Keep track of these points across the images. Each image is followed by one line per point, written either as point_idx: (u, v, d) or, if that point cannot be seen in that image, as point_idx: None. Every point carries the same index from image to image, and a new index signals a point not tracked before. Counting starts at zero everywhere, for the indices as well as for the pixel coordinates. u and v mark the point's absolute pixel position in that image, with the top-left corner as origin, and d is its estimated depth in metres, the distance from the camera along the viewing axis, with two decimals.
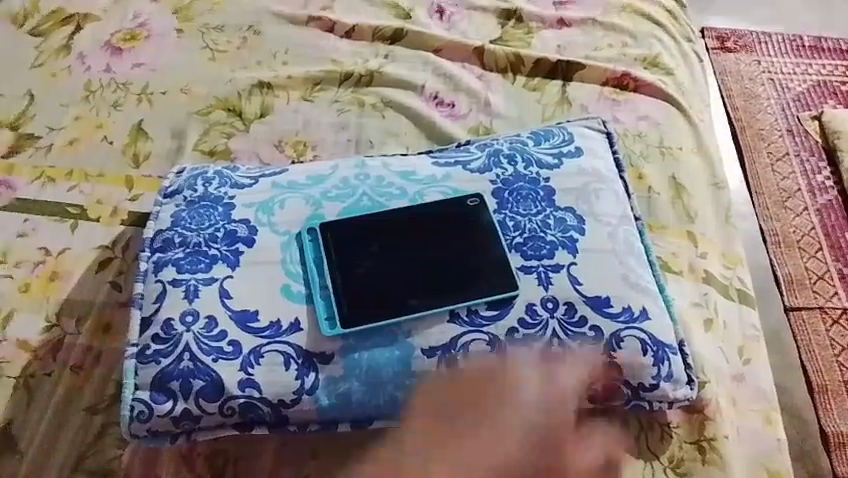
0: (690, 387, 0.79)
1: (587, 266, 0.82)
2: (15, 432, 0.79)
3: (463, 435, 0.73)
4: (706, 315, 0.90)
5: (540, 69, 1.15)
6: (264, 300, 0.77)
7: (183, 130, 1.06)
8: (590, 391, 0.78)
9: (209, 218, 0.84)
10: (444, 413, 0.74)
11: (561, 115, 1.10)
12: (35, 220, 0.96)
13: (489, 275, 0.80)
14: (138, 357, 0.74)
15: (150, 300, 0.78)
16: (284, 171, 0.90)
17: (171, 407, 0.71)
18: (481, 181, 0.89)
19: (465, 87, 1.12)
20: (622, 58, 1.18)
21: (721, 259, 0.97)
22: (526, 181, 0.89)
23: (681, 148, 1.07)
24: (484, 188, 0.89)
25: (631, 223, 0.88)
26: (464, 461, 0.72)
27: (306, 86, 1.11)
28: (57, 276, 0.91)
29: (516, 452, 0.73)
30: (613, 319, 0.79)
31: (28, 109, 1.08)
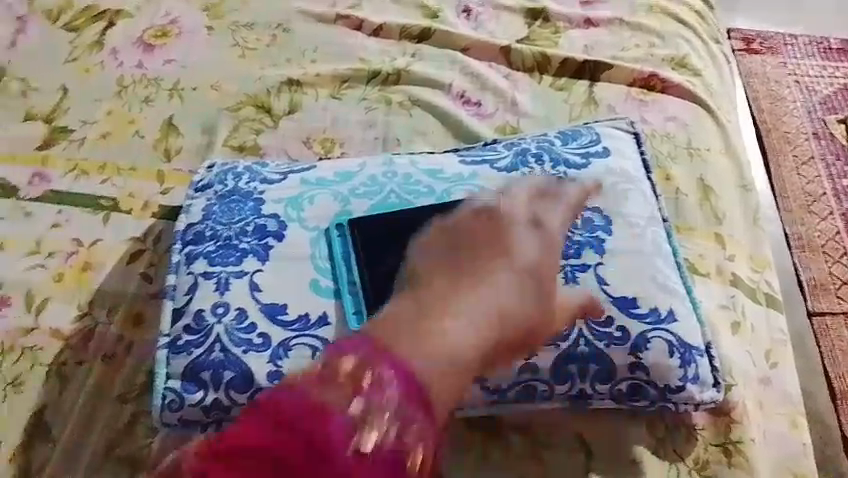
0: (716, 389, 0.79)
1: (614, 266, 0.82)
2: (49, 418, 0.81)
3: (461, 282, 0.61)
4: (733, 317, 0.90)
5: (567, 69, 1.15)
6: (293, 294, 0.78)
7: (213, 126, 1.07)
8: (615, 392, 0.78)
9: (240, 213, 0.85)
10: (449, 259, 0.63)
11: (588, 115, 1.10)
12: (69, 212, 0.98)
13: None
14: (170, 347, 0.75)
15: (182, 291, 0.79)
16: (313, 167, 0.91)
17: (202, 397, 0.72)
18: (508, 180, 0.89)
19: (492, 87, 1.13)
20: (650, 58, 1.18)
21: (748, 262, 0.97)
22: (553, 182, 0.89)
23: (709, 149, 1.07)
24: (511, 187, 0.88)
25: (659, 224, 0.88)
26: (471, 301, 0.60)
27: (334, 84, 1.12)
28: (90, 267, 0.92)
29: (515, 291, 0.62)
30: (641, 320, 0.79)
31: (62, 103, 1.10)
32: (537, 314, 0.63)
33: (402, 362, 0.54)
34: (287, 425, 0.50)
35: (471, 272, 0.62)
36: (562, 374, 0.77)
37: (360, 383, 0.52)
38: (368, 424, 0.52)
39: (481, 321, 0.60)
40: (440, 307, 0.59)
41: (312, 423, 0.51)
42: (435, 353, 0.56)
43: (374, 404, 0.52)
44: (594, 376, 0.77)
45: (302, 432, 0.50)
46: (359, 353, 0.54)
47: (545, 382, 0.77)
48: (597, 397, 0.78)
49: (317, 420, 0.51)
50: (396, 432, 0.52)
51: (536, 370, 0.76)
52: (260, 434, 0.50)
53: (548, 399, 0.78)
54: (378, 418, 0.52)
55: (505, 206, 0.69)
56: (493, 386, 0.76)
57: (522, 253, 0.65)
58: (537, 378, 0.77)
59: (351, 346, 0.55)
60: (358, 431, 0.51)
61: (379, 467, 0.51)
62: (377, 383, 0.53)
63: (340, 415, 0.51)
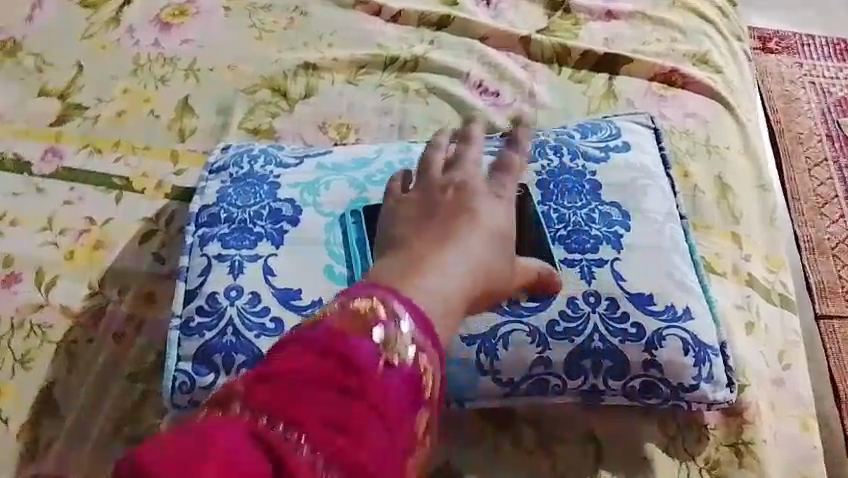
0: (730, 389, 0.78)
1: (630, 262, 0.81)
2: (57, 395, 0.81)
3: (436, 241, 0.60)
4: (748, 318, 0.89)
5: (586, 61, 1.14)
6: (307, 279, 0.77)
7: (229, 107, 1.06)
8: (628, 388, 0.77)
9: (254, 196, 0.84)
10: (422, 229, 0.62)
11: (607, 108, 1.08)
12: (81, 189, 0.97)
13: None
14: (182, 329, 0.75)
15: (195, 273, 0.78)
16: (329, 152, 0.90)
17: (213, 380, 0.72)
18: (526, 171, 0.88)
19: (510, 77, 1.11)
20: (671, 53, 1.16)
21: (764, 262, 0.95)
22: (572, 174, 0.88)
23: (728, 147, 1.05)
24: (529, 179, 0.87)
25: (677, 221, 0.87)
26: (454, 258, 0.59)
27: (351, 69, 1.11)
28: (102, 246, 0.92)
29: (488, 255, 0.62)
30: (656, 317, 0.78)
31: (77, 80, 1.09)
32: (499, 284, 0.63)
33: (402, 303, 0.50)
34: (309, 366, 0.43)
35: (445, 238, 0.61)
36: (575, 368, 0.76)
37: (371, 316, 0.48)
38: (394, 350, 0.46)
39: (462, 281, 0.57)
40: (417, 267, 0.56)
41: (337, 356, 0.44)
42: (427, 299, 0.53)
43: (396, 330, 0.47)
44: (607, 372, 0.77)
45: (327, 367, 0.44)
46: (370, 294, 0.49)
47: (558, 376, 0.76)
48: (609, 393, 0.77)
49: (339, 358, 0.44)
50: (421, 357, 0.48)
51: (549, 364, 0.76)
52: (281, 380, 0.43)
53: (561, 393, 0.77)
54: (403, 344, 0.47)
55: (468, 178, 0.69)
56: (507, 379, 0.76)
57: (488, 223, 0.64)
58: (550, 372, 0.76)
59: (356, 290, 0.50)
60: (387, 356, 0.46)
61: (413, 395, 0.46)
62: (390, 315, 0.48)
63: (366, 343, 0.46)
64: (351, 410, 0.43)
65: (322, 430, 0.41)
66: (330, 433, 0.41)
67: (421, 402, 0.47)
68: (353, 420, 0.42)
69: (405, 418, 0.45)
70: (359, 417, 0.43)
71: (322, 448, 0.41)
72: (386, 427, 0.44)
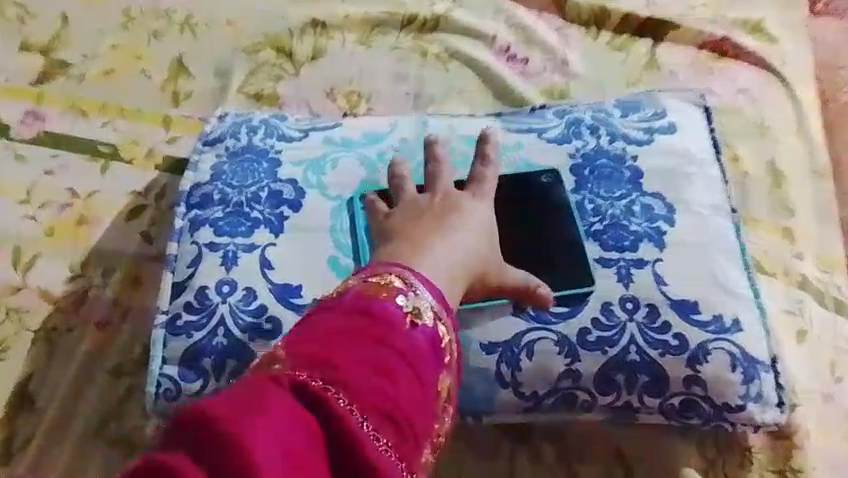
0: (780, 410, 0.70)
1: (674, 262, 0.72)
2: (32, 389, 0.73)
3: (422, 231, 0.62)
4: (799, 325, 0.79)
5: (627, 26, 1.02)
6: (308, 273, 0.69)
7: (228, 69, 0.96)
8: (666, 406, 0.69)
9: (253, 174, 0.75)
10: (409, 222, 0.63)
11: (648, 81, 0.96)
12: (65, 157, 0.88)
13: (562, 269, 0.70)
14: (168, 328, 0.66)
15: (184, 263, 0.70)
16: (338, 124, 0.80)
17: (201, 387, 0.64)
18: (559, 154, 0.78)
19: (540, 42, 0.99)
20: (720, 20, 1.04)
21: (817, 261, 0.84)
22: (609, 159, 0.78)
23: (781, 130, 0.93)
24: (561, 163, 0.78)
25: (726, 216, 0.76)
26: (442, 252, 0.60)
27: (364, 29, 1.00)
28: (85, 221, 0.83)
29: (475, 251, 0.62)
30: (702, 328, 0.69)
31: (62, 33, 0.99)
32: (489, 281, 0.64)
33: (415, 279, 0.55)
34: (341, 327, 0.48)
35: (436, 230, 0.62)
36: (607, 383, 0.68)
37: (391, 288, 0.53)
38: (416, 314, 0.51)
39: (451, 273, 0.59)
40: (414, 256, 0.58)
41: (366, 320, 0.49)
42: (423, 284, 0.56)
43: (415, 298, 0.53)
44: (644, 387, 0.68)
45: (359, 327, 0.48)
46: (388, 271, 0.55)
47: (588, 392, 0.68)
48: (644, 411, 0.69)
49: (369, 319, 0.49)
50: (439, 321, 0.53)
51: (578, 377, 0.68)
52: (317, 342, 0.47)
53: (590, 409, 0.69)
54: (422, 310, 0.52)
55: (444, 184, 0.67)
56: (530, 393, 0.68)
57: (474, 221, 0.64)
58: (580, 386, 0.68)
59: (373, 271, 0.55)
60: (410, 318, 0.51)
61: (434, 353, 0.51)
62: (406, 290, 0.53)
63: (391, 307, 0.51)
64: (385, 361, 0.47)
65: (360, 376, 0.45)
66: (365, 380, 0.46)
67: (440, 359, 0.51)
68: (385, 368, 0.47)
69: (430, 371, 0.50)
70: (392, 365, 0.47)
71: (360, 392, 0.45)
72: (413, 376, 0.48)
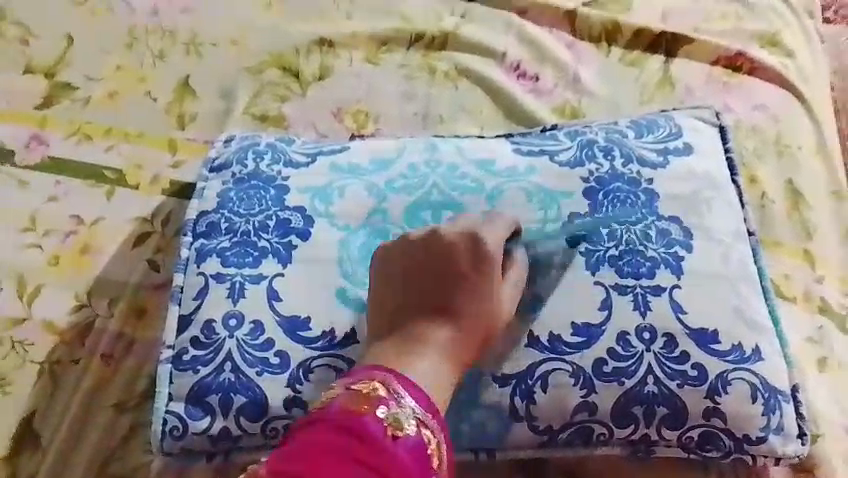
0: (802, 442, 0.68)
1: (693, 289, 0.70)
2: (38, 426, 0.72)
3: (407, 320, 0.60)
4: (820, 353, 0.77)
5: (639, 41, 0.99)
6: (316, 305, 0.68)
7: (233, 90, 0.95)
8: (684, 439, 0.67)
9: (259, 202, 0.74)
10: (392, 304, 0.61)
11: (661, 98, 0.94)
12: (69, 183, 0.87)
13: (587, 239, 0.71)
14: (174, 363, 0.65)
15: (190, 295, 0.69)
16: (345, 148, 0.79)
17: (209, 424, 0.63)
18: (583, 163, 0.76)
19: (551, 58, 0.98)
20: (736, 33, 1.01)
21: (839, 285, 0.82)
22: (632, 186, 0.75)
23: (800, 148, 0.91)
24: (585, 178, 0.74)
25: (744, 241, 0.74)
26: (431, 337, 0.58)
27: (371, 46, 0.99)
28: (89, 250, 0.82)
29: (464, 321, 0.59)
30: (721, 358, 0.67)
31: (65, 54, 0.97)
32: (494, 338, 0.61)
33: (401, 379, 0.53)
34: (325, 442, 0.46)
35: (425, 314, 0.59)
36: (624, 416, 0.66)
37: (374, 394, 0.51)
38: (399, 422, 0.49)
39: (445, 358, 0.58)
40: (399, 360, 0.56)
41: (346, 436, 0.47)
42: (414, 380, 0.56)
43: (398, 408, 0.51)
44: (662, 420, 0.66)
45: (338, 440, 0.46)
46: (372, 378, 0.53)
47: (603, 425, 0.66)
48: (662, 444, 0.67)
49: (353, 438, 0.47)
50: (423, 427, 0.51)
51: (593, 410, 0.66)
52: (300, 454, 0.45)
53: (606, 443, 0.67)
54: (405, 417, 0.51)
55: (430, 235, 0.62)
56: (544, 427, 0.66)
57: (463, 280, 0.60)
58: (595, 420, 0.66)
59: (356, 375, 0.53)
60: (392, 428, 0.49)
61: (417, 463, 0.49)
62: (390, 395, 0.52)
63: (374, 418, 0.49)
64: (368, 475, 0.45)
65: None
66: None
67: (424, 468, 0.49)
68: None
69: None
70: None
71: None
72: None
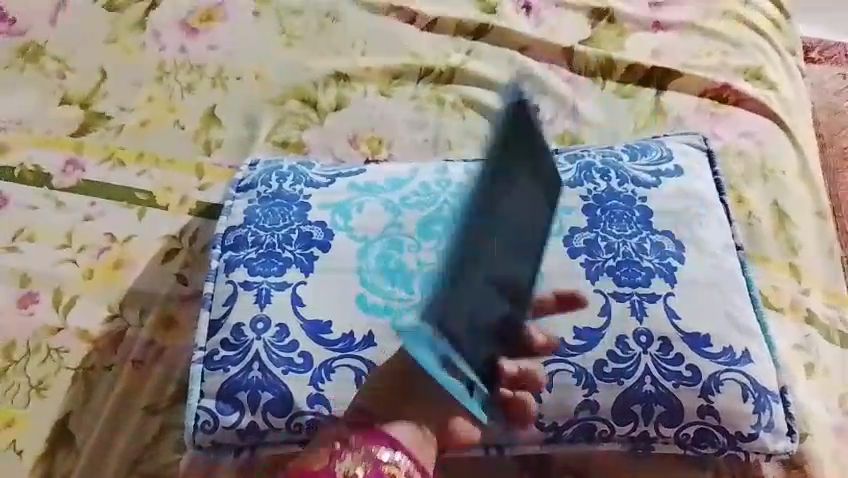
0: (791, 439, 0.72)
1: (686, 297, 0.75)
2: (72, 426, 0.76)
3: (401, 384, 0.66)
4: (807, 360, 0.82)
5: (633, 75, 1.07)
6: (337, 310, 0.73)
7: (256, 120, 1.02)
8: (681, 436, 0.71)
9: (283, 218, 0.80)
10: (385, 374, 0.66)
11: (654, 126, 1.01)
12: (103, 204, 0.93)
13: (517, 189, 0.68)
14: (206, 363, 0.71)
15: (220, 302, 0.74)
16: (362, 170, 0.85)
17: (238, 419, 0.68)
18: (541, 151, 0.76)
19: (551, 90, 1.05)
20: (723, 68, 1.08)
21: (823, 297, 0.88)
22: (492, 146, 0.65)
23: (786, 173, 0.97)
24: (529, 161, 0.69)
25: (733, 254, 0.80)
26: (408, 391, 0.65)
27: (384, 80, 1.06)
28: (122, 265, 0.88)
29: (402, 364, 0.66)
30: (713, 360, 0.72)
31: (100, 87, 1.05)
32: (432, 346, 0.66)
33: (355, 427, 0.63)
34: None
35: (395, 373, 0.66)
36: (624, 414, 0.71)
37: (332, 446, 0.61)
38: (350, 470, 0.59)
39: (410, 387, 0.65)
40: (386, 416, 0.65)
41: None
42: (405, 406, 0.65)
43: (354, 457, 0.60)
44: (659, 418, 0.71)
45: None
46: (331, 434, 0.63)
47: (605, 422, 0.71)
48: (660, 441, 0.72)
49: None
50: (381, 461, 0.60)
51: (595, 408, 0.71)
52: None
53: (607, 440, 0.72)
54: (361, 462, 0.60)
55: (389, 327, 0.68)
56: (549, 424, 0.71)
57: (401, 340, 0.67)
58: (597, 417, 0.71)
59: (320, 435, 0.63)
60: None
61: None
62: (347, 444, 0.61)
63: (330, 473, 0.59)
64: None
65: None
66: None
67: None
68: None
69: None
70: None
71: None
72: None
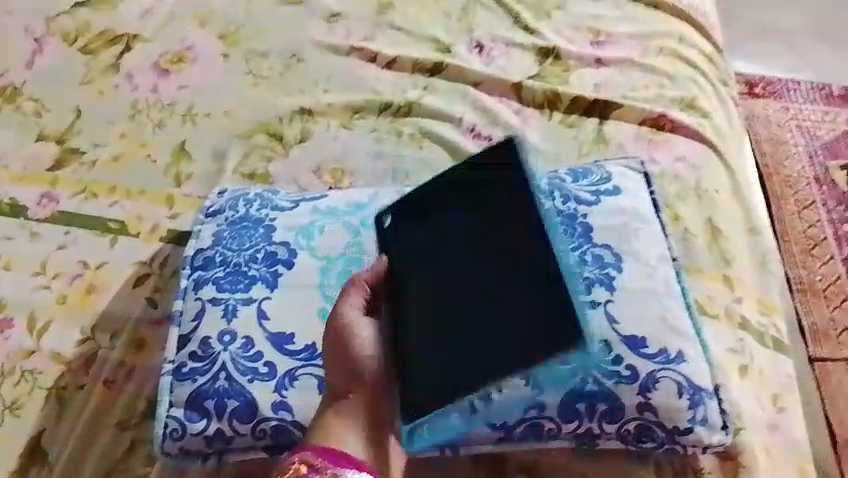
0: (725, 432, 0.78)
1: (624, 304, 0.81)
2: (46, 443, 0.79)
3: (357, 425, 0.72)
4: (742, 361, 0.88)
5: (577, 106, 1.15)
6: (301, 323, 0.78)
7: (224, 153, 1.08)
8: (623, 432, 0.77)
9: (250, 239, 0.85)
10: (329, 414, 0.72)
11: (597, 153, 1.09)
12: (77, 233, 0.97)
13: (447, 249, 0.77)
14: (174, 375, 0.76)
15: (189, 318, 0.80)
16: (324, 195, 0.91)
17: (205, 426, 0.73)
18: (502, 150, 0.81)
19: (501, 122, 1.13)
20: (659, 99, 1.16)
21: (757, 305, 0.94)
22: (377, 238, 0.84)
23: (718, 192, 1.05)
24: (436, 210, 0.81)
25: (668, 265, 0.87)
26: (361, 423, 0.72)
27: (346, 114, 1.13)
28: (94, 290, 0.92)
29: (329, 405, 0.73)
30: (649, 359, 0.78)
31: (74, 124, 1.10)
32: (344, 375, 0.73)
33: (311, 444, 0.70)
34: None
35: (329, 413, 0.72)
36: (569, 412, 0.76)
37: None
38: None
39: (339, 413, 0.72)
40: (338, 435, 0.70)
41: None
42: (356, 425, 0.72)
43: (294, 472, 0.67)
44: (602, 414, 0.76)
45: None
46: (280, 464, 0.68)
47: (552, 420, 0.76)
48: (604, 437, 0.77)
49: None
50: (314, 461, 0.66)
51: (543, 407, 0.76)
52: None
53: (556, 437, 0.77)
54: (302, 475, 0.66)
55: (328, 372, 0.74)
56: (501, 423, 0.75)
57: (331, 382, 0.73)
58: (544, 416, 0.76)
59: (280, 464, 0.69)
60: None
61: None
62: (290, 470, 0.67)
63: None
64: None
65: None
66: None
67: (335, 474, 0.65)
68: None
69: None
70: None
71: None
72: None
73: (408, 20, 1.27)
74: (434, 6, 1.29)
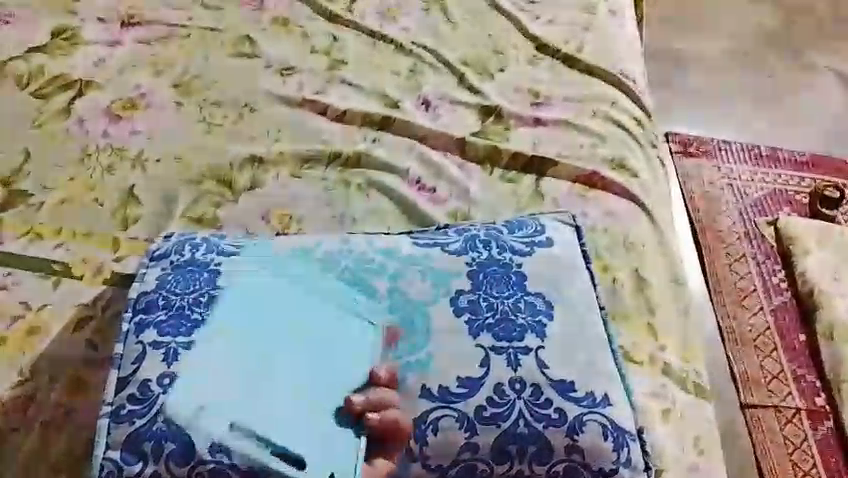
0: (647, 474, 0.83)
1: (553, 350, 0.86)
2: None
3: None
4: (666, 406, 0.94)
5: (517, 161, 1.22)
6: (241, 367, 0.80)
7: (173, 197, 1.10)
8: (552, 473, 0.80)
9: (194, 283, 0.87)
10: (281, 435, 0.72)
11: (535, 206, 1.15)
12: (19, 274, 0.98)
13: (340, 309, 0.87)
14: (112, 417, 0.77)
15: (129, 360, 0.80)
16: (271, 241, 0.94)
17: (141, 468, 0.74)
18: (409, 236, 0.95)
19: (445, 175, 1.18)
20: (593, 157, 1.24)
21: (680, 352, 1.00)
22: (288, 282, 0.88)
23: (645, 245, 1.12)
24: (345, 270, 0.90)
25: (596, 313, 0.92)
26: None
27: (295, 163, 1.17)
28: (34, 332, 0.91)
29: None
30: (576, 403, 0.82)
31: (22, 167, 1.11)
32: None
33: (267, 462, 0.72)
34: None
35: None
36: (501, 453, 0.79)
37: None
38: None
39: None
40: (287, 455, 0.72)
41: None
42: None
43: None
44: (533, 456, 0.80)
45: None
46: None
47: (485, 462, 0.79)
48: None
49: None
50: None
51: (476, 449, 0.79)
52: None
53: None
54: None
55: None
56: (435, 465, 0.79)
57: None
58: (478, 458, 0.79)
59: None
60: None
61: None
62: None
63: None
64: None
65: None
66: None
67: None
68: None
69: None
70: None
71: None
72: None
73: (358, 76, 1.33)
74: (383, 63, 1.35)
